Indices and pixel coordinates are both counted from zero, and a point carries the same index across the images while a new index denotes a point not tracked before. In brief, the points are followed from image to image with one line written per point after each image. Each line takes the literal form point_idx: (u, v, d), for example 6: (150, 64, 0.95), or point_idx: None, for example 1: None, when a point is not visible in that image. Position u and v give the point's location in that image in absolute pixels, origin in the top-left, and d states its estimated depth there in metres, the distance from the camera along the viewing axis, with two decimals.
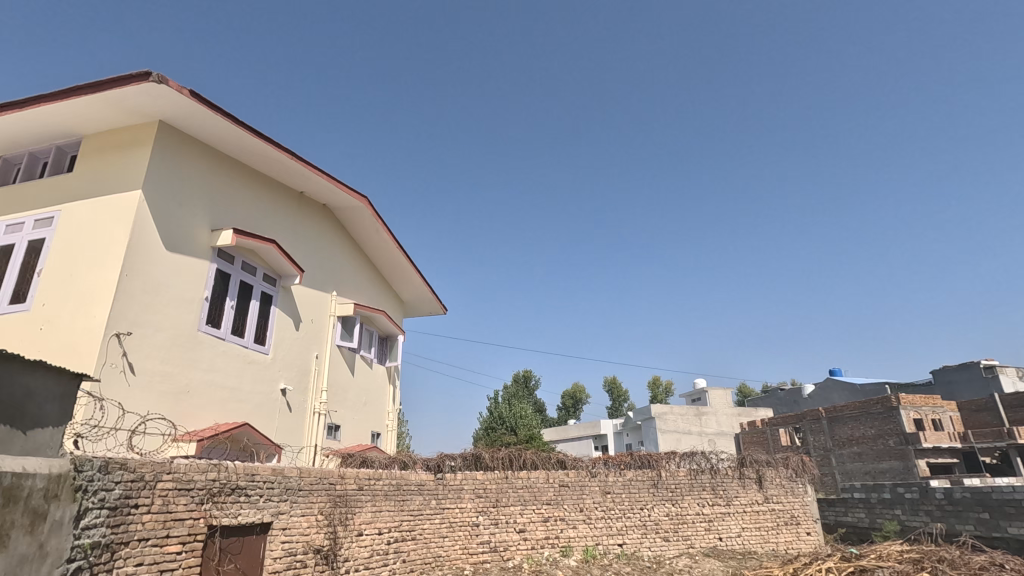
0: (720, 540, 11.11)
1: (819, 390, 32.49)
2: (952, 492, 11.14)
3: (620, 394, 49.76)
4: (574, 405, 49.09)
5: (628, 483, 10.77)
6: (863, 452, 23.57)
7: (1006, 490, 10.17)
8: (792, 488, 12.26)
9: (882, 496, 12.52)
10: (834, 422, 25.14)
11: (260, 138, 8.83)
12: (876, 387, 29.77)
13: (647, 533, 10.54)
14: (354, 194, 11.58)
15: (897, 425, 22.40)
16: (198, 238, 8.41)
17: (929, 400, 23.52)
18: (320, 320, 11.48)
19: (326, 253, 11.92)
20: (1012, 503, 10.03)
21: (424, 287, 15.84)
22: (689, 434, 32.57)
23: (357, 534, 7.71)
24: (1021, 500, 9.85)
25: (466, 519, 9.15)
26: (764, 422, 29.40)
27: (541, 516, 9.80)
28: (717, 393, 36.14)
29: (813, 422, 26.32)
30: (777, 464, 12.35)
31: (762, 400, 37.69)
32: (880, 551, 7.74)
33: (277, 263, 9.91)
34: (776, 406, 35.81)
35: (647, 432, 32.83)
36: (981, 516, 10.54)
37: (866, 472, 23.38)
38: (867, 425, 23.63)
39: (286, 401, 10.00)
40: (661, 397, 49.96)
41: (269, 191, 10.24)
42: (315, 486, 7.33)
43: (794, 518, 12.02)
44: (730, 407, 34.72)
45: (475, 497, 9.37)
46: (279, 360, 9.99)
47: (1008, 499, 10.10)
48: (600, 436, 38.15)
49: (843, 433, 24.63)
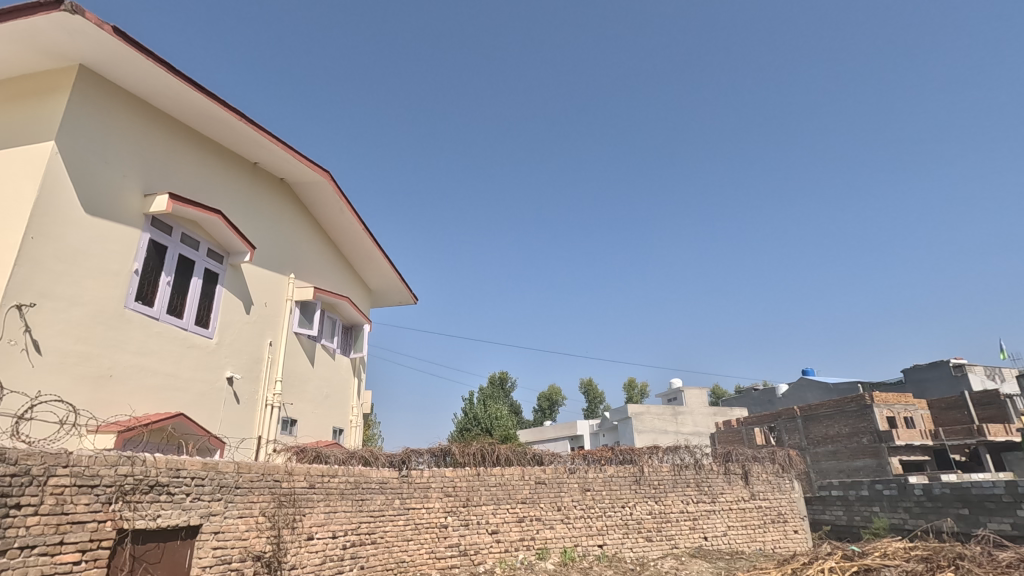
0: (705, 540, 10.46)
1: (792, 390, 32.44)
2: (932, 488, 10.53)
3: (596, 396, 49.31)
4: (549, 407, 48.53)
5: (609, 480, 10.04)
6: (838, 450, 23.38)
7: (986, 485, 9.55)
8: (779, 484, 11.69)
9: (860, 494, 12.00)
10: (809, 421, 24.95)
11: (202, 92, 7.83)
12: (849, 386, 29.76)
13: (629, 533, 9.82)
14: (316, 168, 10.61)
15: (871, 423, 22.23)
16: (127, 204, 7.39)
17: (901, 397, 23.37)
18: (276, 304, 10.48)
19: (284, 231, 10.93)
20: (992, 498, 9.41)
21: (393, 274, 14.85)
22: (666, 434, 32.11)
23: (306, 538, 6.79)
24: (1003, 495, 9.22)
25: (434, 520, 8.27)
26: (740, 421, 29.15)
27: (515, 516, 8.98)
28: (694, 393, 35.90)
29: (788, 420, 26.09)
30: (764, 459, 11.77)
31: (736, 399, 37.59)
32: (884, 549, 7.12)
33: (224, 238, 8.89)
34: (750, 406, 35.73)
35: (624, 432, 32.29)
36: (961, 512, 9.95)
37: (840, 470, 23.21)
38: (842, 423, 23.41)
39: (233, 390, 8.98)
40: (637, 398, 49.71)
41: (216, 157, 9.21)
42: (256, 484, 6.40)
43: (781, 516, 11.44)
44: (706, 407, 34.45)
45: (444, 496, 8.51)
46: (226, 346, 8.97)
47: (988, 494, 9.48)
48: (576, 437, 37.54)
49: (817, 431, 24.44)
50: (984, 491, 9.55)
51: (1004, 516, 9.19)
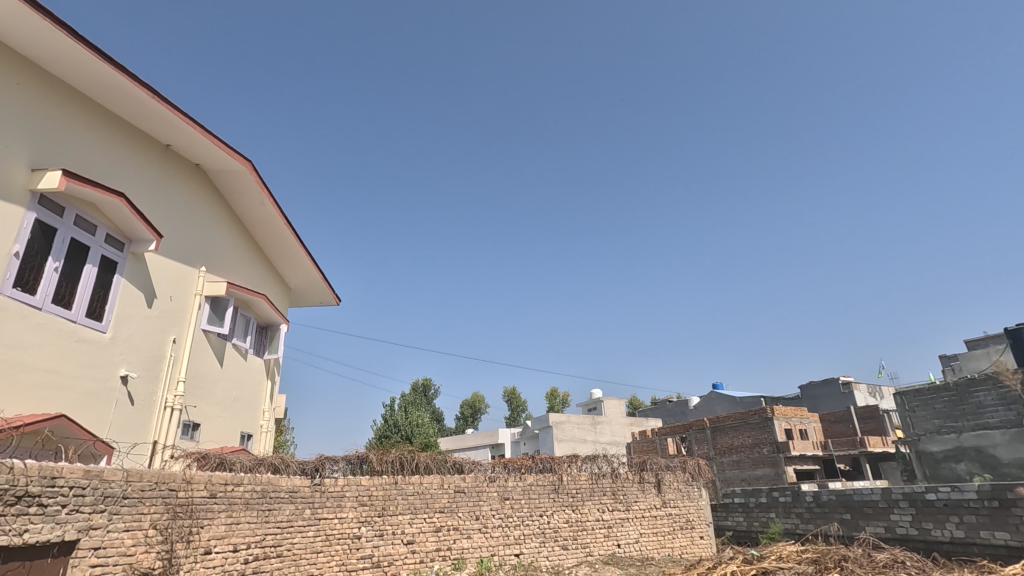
0: (618, 547, 10.73)
1: (703, 402, 34.26)
2: (820, 495, 11.41)
3: (518, 405, 49.67)
4: (472, 414, 48.30)
5: (528, 489, 10.08)
6: (741, 460, 24.90)
7: (866, 492, 10.47)
8: (688, 492, 12.25)
9: (759, 501, 12.79)
10: (716, 432, 26.41)
11: (110, 63, 7.16)
12: (753, 399, 31.84)
13: (545, 541, 9.89)
14: (237, 156, 10.00)
15: (770, 435, 23.86)
16: (11, 178, 6.60)
17: (798, 411, 25.29)
18: (183, 299, 9.71)
19: (196, 220, 10.18)
20: (870, 504, 10.33)
21: (315, 272, 14.22)
22: (584, 443, 32.82)
23: (203, 552, 6.28)
24: (879, 501, 10.14)
25: (347, 531, 7.92)
26: (655, 431, 30.37)
27: (432, 525, 8.79)
28: (612, 403, 37.02)
29: (698, 431, 27.50)
30: (676, 469, 12.29)
31: (651, 410, 39.16)
32: (779, 552, 7.61)
33: (126, 223, 8.15)
34: (664, 417, 37.33)
35: (544, 440, 32.69)
36: (844, 517, 10.84)
37: (743, 478, 24.71)
38: (746, 434, 24.96)
39: (127, 390, 8.19)
40: (558, 408, 50.53)
41: (123, 135, 8.45)
42: (147, 494, 5.85)
43: (689, 523, 11.97)
44: (624, 417, 35.59)
45: (358, 506, 8.17)
46: (122, 342, 8.19)
47: (867, 500, 10.40)
48: (497, 445, 37.58)
49: (724, 441, 25.93)
50: (864, 498, 10.45)
51: (879, 520, 10.10)
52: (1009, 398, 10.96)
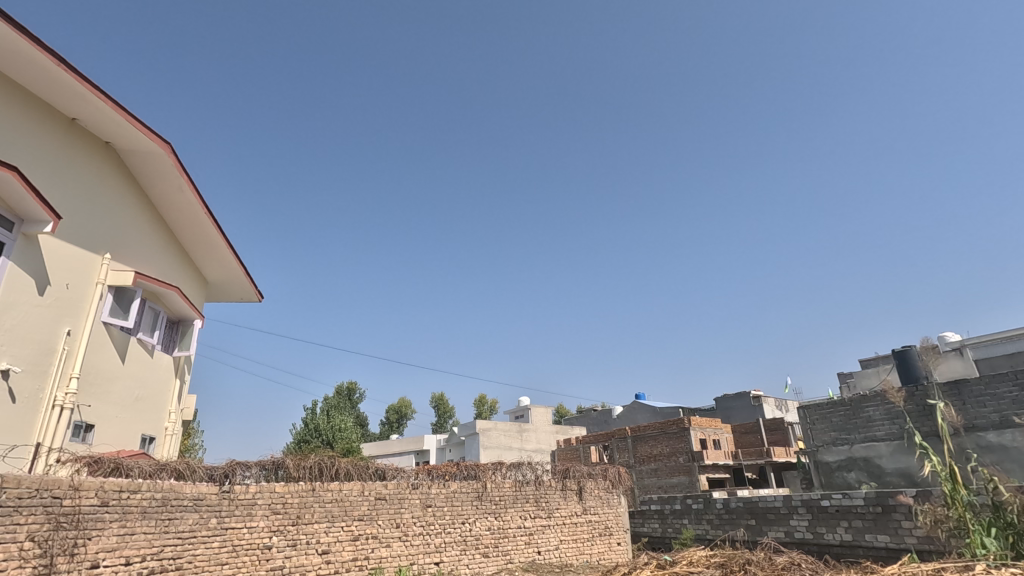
0: (539, 554, 10.81)
1: (626, 412, 35.38)
2: (729, 502, 12.05)
3: (446, 411, 49.18)
4: (397, 420, 47.30)
5: (451, 496, 9.97)
6: (658, 468, 25.90)
7: (769, 499, 11.13)
8: (608, 499, 12.57)
9: (674, 508, 13.34)
10: (637, 440, 27.33)
11: (10, 24, 6.48)
12: (672, 410, 33.26)
13: (466, 549, 9.80)
14: (154, 137, 9.31)
15: (686, 444, 24.98)
16: None
17: (712, 422, 26.65)
18: (83, 288, 8.88)
19: (103, 203, 9.37)
20: (772, 510, 11.04)
21: (236, 266, 13.47)
22: (510, 450, 32.94)
23: (89, 567, 5.73)
24: (780, 507, 10.85)
25: (257, 541, 7.48)
26: (579, 440, 31.01)
27: (350, 534, 8.48)
28: (539, 411, 37.46)
29: (620, 440, 28.35)
30: (597, 476, 12.59)
31: (577, 418, 39.98)
32: (689, 556, 7.95)
33: (19, 202, 7.37)
34: (588, 426, 38.21)
35: (470, 447, 32.53)
36: (749, 522, 11.51)
37: (659, 486, 25.70)
38: (663, 443, 26.01)
39: (7, 386, 7.36)
40: (486, 415, 50.47)
41: (22, 104, 7.66)
42: (25, 503, 5.27)
43: (608, 529, 12.28)
44: (550, 425, 36.08)
45: (270, 514, 7.74)
46: (5, 332, 7.36)
47: (769, 507, 11.10)
48: (422, 451, 37.00)
49: (644, 450, 26.86)
50: (768, 504, 11.09)
51: (780, 526, 10.79)
52: (894, 413, 12.15)
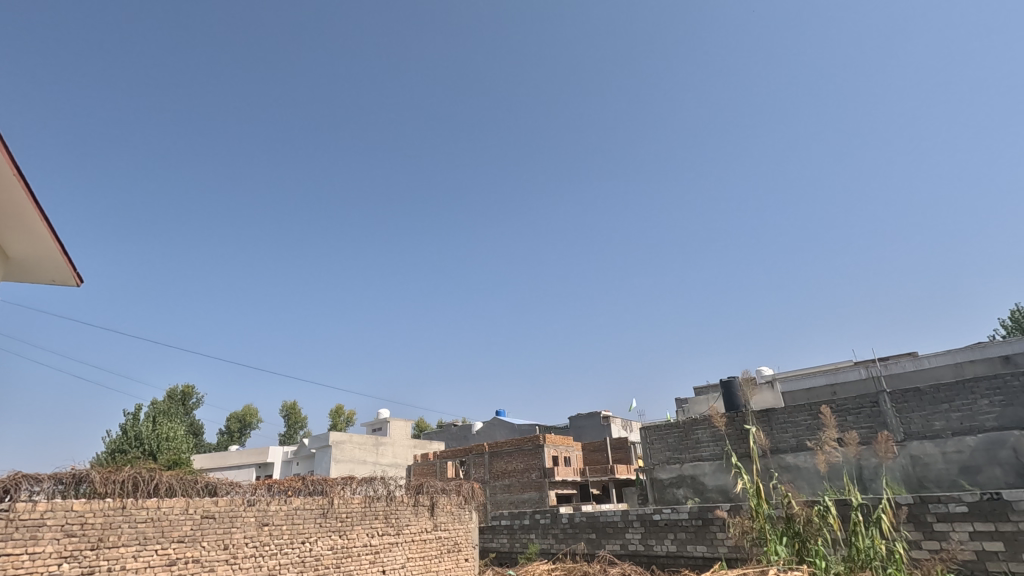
0: (383, 573, 10.41)
1: (486, 427, 35.82)
2: (573, 517, 12.64)
3: (297, 421, 45.91)
4: (240, 429, 43.14)
5: (292, 513, 9.25)
6: (511, 484, 26.50)
7: (609, 514, 11.86)
8: (459, 515, 12.53)
9: (523, 523, 13.67)
10: (493, 456, 27.74)
11: None
12: (530, 427, 34.33)
13: (304, 571, 9.12)
14: None
15: (540, 460, 25.86)
16: None
17: (565, 440, 27.94)
18: None
19: None
20: (611, 524, 11.78)
21: (50, 242, 11.42)
22: (363, 464, 31.52)
23: None
24: (618, 521, 11.62)
25: (38, 571, 6.27)
26: (436, 454, 30.72)
27: (165, 558, 7.46)
28: (399, 424, 36.49)
29: (477, 455, 28.57)
30: (450, 492, 12.52)
31: (437, 433, 39.59)
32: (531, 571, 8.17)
33: None
34: (447, 441, 38.03)
35: (320, 460, 30.64)
36: (590, 536, 12.17)
37: (511, 501, 26.29)
38: (518, 459, 26.68)
39: None
40: (342, 427, 47.98)
41: None
42: None
43: (456, 545, 12.21)
44: (408, 439, 35.27)
45: (62, 537, 6.55)
46: None
47: (609, 521, 11.83)
48: (265, 464, 34.08)
49: (499, 465, 27.33)
50: (607, 518, 11.81)
51: (617, 538, 11.55)
52: (718, 436, 13.72)
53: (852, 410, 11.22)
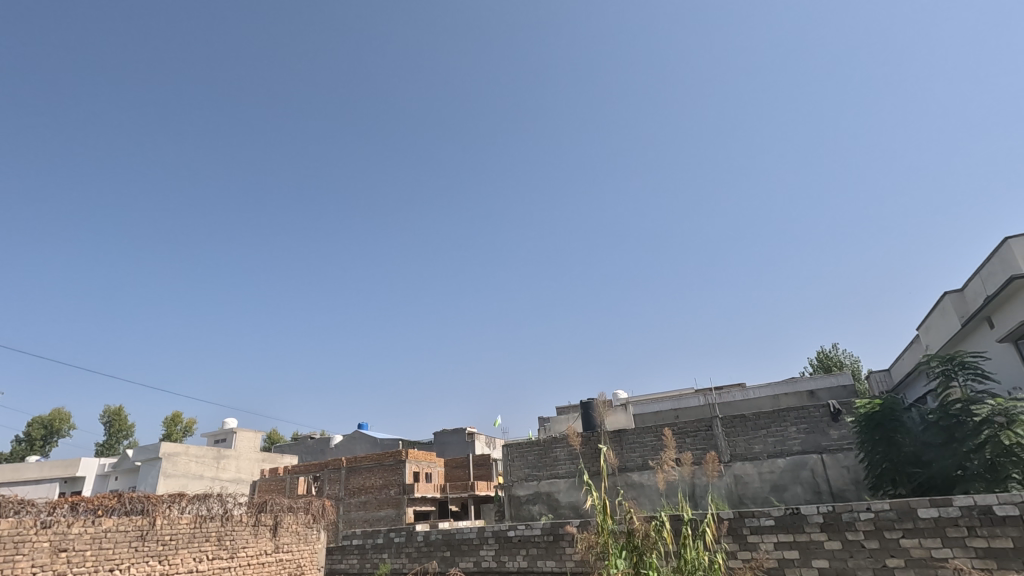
0: None
1: (345, 441, 34.08)
2: (429, 535, 12.37)
3: (122, 428, 40.08)
4: (44, 437, 36.57)
5: (100, 536, 8.00)
6: (367, 501, 25.39)
7: (465, 531, 11.83)
8: (305, 535, 11.65)
9: (375, 542, 13.10)
10: (351, 472, 26.40)
11: None
12: (392, 442, 33.29)
13: None
14: None
15: (400, 477, 25.10)
16: None
17: (427, 455, 27.46)
18: None
19: None
20: (466, 542, 11.71)
21: None
22: (199, 479, 28.12)
23: None
24: (473, 539, 11.61)
25: None
26: (287, 469, 28.58)
27: None
28: (247, 435, 33.36)
29: (333, 471, 27.01)
30: (298, 510, 11.63)
31: (290, 445, 36.83)
32: None
33: None
34: (301, 455, 35.52)
35: (146, 474, 26.94)
36: (444, 553, 12.00)
37: (365, 520, 25.17)
38: (377, 475, 25.66)
39: None
40: (178, 437, 42.73)
41: None
42: None
43: (299, 568, 11.32)
44: (257, 452, 32.36)
45: None
46: None
47: (464, 538, 11.76)
48: (73, 479, 29.16)
49: (355, 481, 26.08)
50: (462, 536, 11.75)
51: (471, 556, 11.52)
52: (574, 454, 14.38)
53: (689, 433, 12.40)
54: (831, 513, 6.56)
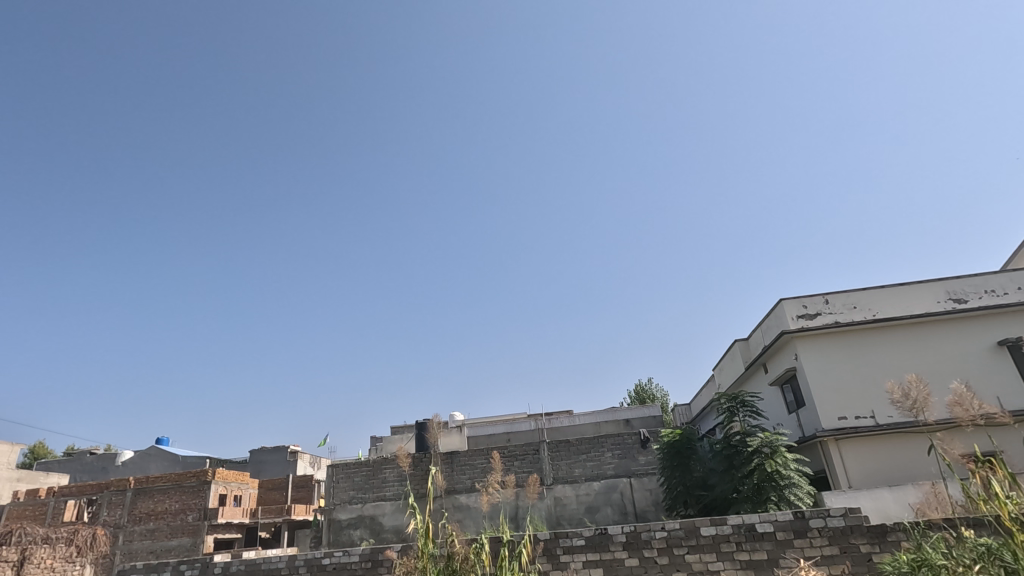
0: None
1: (136, 458, 29.28)
2: (229, 566, 10.99)
3: None
4: None
5: None
6: (156, 529, 21.97)
7: (273, 560, 10.73)
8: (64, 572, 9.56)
9: None
10: (139, 494, 22.63)
11: None
12: (198, 460, 29.40)
13: None
14: None
15: (202, 500, 22.14)
16: None
17: (239, 476, 24.70)
18: None
19: None
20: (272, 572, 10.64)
21: None
22: None
23: None
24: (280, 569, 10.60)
25: None
26: (53, 491, 23.77)
27: None
28: None
29: (115, 493, 22.95)
30: (55, 541, 9.56)
31: (60, 462, 30.59)
32: None
33: None
34: (74, 474, 29.65)
35: None
36: None
37: (150, 551, 21.71)
38: (173, 498, 22.36)
39: None
40: None
41: None
42: None
43: None
44: (10, 469, 26.29)
45: None
46: None
47: (271, 568, 10.68)
48: None
49: (144, 506, 22.41)
50: (269, 566, 10.64)
51: None
52: (403, 476, 14.06)
53: (518, 456, 12.84)
54: (632, 532, 7.19)
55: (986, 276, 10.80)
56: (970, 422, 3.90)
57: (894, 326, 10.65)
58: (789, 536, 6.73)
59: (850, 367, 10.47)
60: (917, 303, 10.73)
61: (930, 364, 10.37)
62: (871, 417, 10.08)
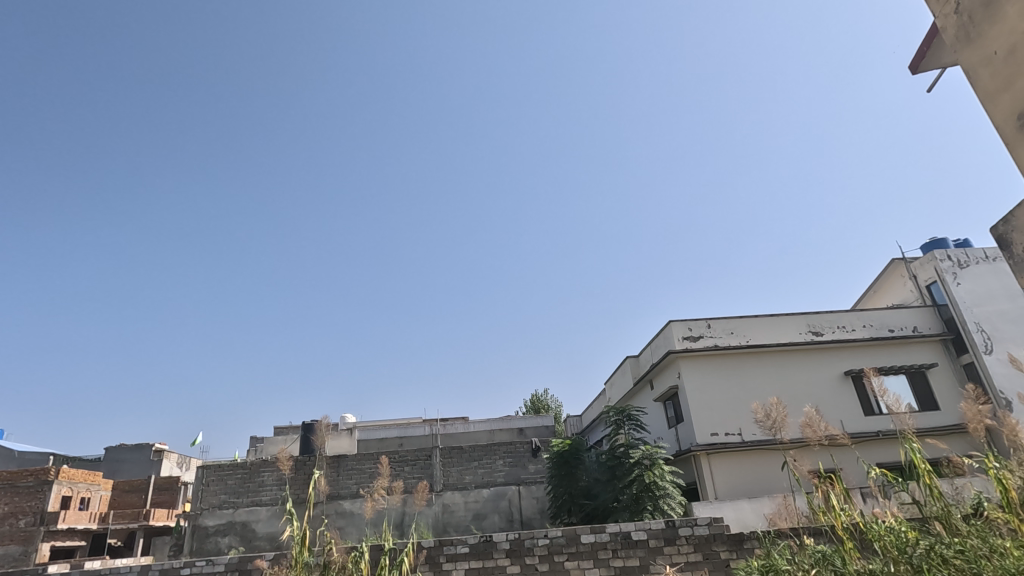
0: None
1: None
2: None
3: None
4: None
5: None
6: None
7: (120, 571, 9.58)
8: None
9: None
10: None
11: None
12: (39, 457, 25.76)
13: None
14: None
15: (39, 503, 19.38)
16: None
17: (89, 475, 21.94)
18: None
19: None
20: None
21: None
22: None
23: None
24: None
25: None
26: None
27: None
28: None
29: None
30: None
31: None
32: None
33: None
34: None
35: None
36: None
37: None
38: (3, 500, 19.39)
39: None
40: None
41: None
42: None
43: None
44: None
45: None
46: None
47: None
48: None
49: None
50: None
51: None
52: (283, 480, 13.25)
53: (409, 461, 12.59)
54: (517, 539, 7.27)
55: (839, 313, 12.27)
56: (817, 442, 4.37)
57: (763, 352, 11.78)
58: (660, 544, 7.16)
59: (723, 388, 11.41)
60: (783, 333, 11.95)
61: (790, 388, 11.57)
62: (738, 434, 11.04)
